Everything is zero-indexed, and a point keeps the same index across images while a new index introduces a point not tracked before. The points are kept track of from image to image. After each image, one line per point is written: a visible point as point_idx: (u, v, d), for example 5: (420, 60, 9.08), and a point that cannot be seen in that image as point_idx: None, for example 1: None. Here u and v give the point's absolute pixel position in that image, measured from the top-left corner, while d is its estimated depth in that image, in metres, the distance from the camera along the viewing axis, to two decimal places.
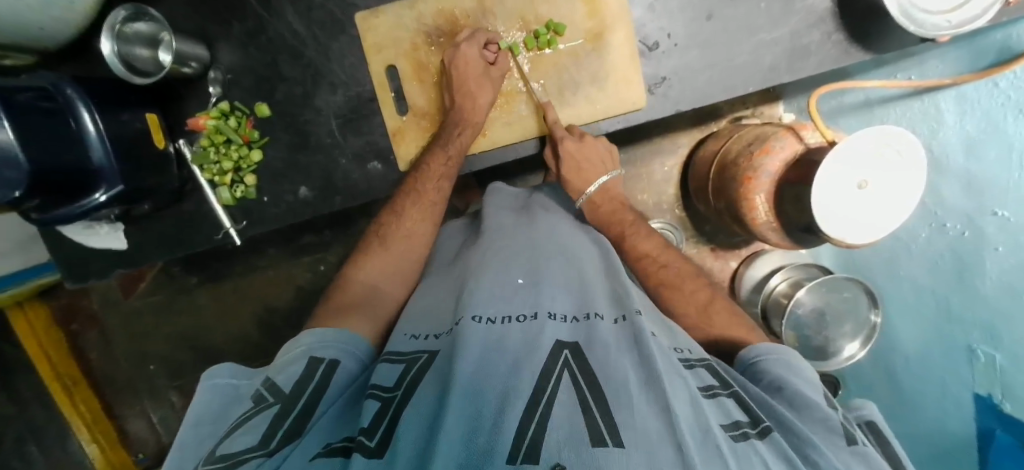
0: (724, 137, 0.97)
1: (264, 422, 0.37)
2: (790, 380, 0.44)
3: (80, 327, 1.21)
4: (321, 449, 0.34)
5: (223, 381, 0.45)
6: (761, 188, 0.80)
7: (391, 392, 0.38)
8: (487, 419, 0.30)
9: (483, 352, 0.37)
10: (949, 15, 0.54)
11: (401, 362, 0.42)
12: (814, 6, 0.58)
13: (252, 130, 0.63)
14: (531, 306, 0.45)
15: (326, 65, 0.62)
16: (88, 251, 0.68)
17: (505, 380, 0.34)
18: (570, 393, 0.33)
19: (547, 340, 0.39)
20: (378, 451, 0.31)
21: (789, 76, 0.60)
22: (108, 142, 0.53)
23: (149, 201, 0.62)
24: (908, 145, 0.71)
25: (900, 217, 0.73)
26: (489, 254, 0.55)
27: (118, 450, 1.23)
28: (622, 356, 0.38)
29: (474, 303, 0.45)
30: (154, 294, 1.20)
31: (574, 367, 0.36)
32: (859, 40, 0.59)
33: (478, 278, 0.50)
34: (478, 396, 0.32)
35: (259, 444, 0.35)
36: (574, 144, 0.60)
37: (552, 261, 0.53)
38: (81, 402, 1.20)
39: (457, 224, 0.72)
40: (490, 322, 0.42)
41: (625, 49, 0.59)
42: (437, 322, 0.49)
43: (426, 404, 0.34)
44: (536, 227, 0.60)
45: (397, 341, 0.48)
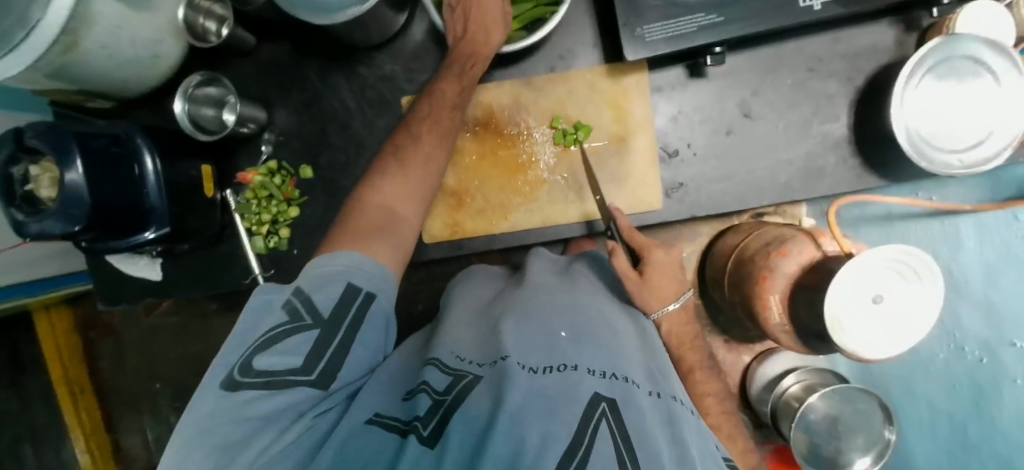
0: (743, 234, 0.99)
1: (305, 345, 0.40)
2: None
3: (98, 336, 1.25)
4: (373, 416, 0.38)
5: (261, 296, 0.44)
6: (776, 288, 0.81)
7: (441, 395, 0.38)
8: (528, 455, 0.29)
9: (527, 390, 0.35)
10: (960, 156, 0.56)
11: (449, 375, 0.41)
12: (829, 132, 0.62)
13: (292, 188, 0.68)
14: (571, 359, 0.41)
15: (370, 138, 0.68)
16: (126, 279, 0.72)
17: (546, 422, 0.32)
18: (607, 448, 0.31)
19: (585, 388, 0.37)
20: (430, 440, 0.33)
21: (804, 195, 0.63)
22: (163, 187, 0.58)
23: (189, 242, 0.67)
24: (925, 268, 0.71)
25: (910, 339, 0.73)
26: (524, 300, 0.52)
27: (108, 463, 1.25)
28: (656, 430, 0.36)
29: (516, 342, 0.43)
30: (172, 315, 1.22)
31: (611, 424, 0.34)
32: (872, 168, 0.62)
33: (518, 322, 0.47)
34: (520, 434, 0.31)
35: (303, 370, 0.39)
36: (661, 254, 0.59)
37: (595, 321, 0.50)
38: (83, 411, 1.23)
39: (491, 272, 0.73)
40: (534, 372, 0.38)
41: (646, 153, 0.63)
42: (483, 350, 0.46)
43: (472, 426, 0.33)
44: (577, 281, 0.59)
45: (441, 352, 0.47)
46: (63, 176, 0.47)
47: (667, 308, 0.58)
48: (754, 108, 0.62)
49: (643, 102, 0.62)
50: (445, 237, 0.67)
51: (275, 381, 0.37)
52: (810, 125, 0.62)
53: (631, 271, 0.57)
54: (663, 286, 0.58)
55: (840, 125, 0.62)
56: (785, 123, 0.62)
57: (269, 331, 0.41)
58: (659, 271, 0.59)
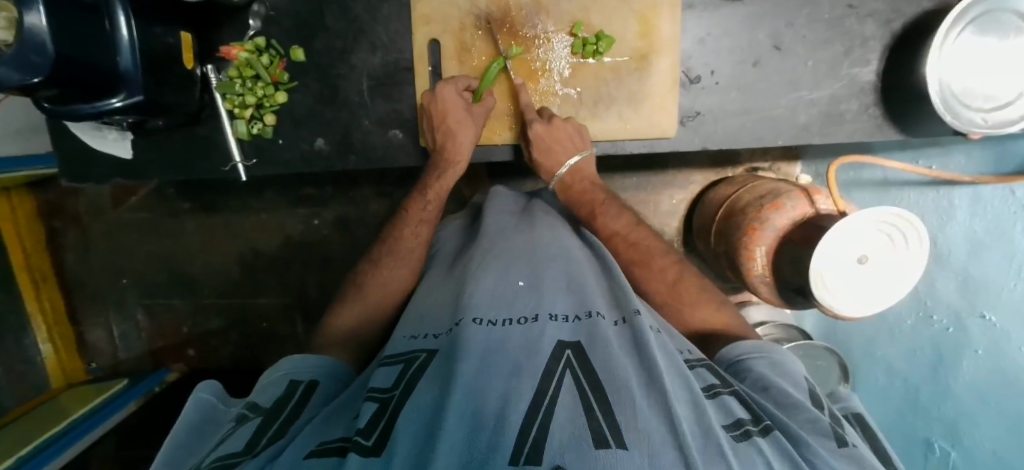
0: (738, 184, 0.99)
1: (250, 430, 0.38)
2: (768, 377, 0.43)
3: (61, 225, 1.19)
4: (315, 448, 0.33)
5: (203, 395, 0.46)
6: (763, 241, 0.82)
7: (387, 393, 0.35)
8: (490, 416, 0.28)
9: (483, 354, 0.34)
10: (986, 115, 0.53)
11: (399, 363, 0.39)
12: (857, 76, 0.59)
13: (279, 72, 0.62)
14: (531, 308, 0.41)
15: (371, 25, 0.61)
16: (91, 152, 0.67)
17: (506, 380, 0.31)
18: (571, 394, 0.30)
19: (547, 340, 0.36)
20: (375, 450, 0.28)
21: (819, 139, 0.61)
22: (138, 50, 0.50)
23: (164, 118, 0.60)
24: (914, 231, 0.71)
25: (889, 300, 0.74)
26: (484, 257, 0.50)
27: (72, 354, 1.22)
28: (623, 357, 0.35)
29: (474, 302, 0.42)
30: (142, 210, 1.19)
31: (577, 367, 0.33)
32: (893, 119, 0.60)
33: (476, 277, 0.46)
34: (481, 398, 0.30)
35: (245, 446, 0.36)
36: (542, 126, 0.58)
37: (554, 261, 0.49)
38: (46, 299, 1.18)
39: (458, 222, 0.68)
40: (491, 325, 0.38)
41: (668, 76, 0.59)
42: (438, 322, 0.45)
43: (426, 401, 0.32)
44: (535, 229, 0.56)
45: (395, 343, 0.44)
46: (19, 19, 0.40)
47: (557, 173, 0.61)
48: (786, 41, 0.58)
49: (673, 18, 0.58)
50: None
51: (214, 462, 0.34)
52: (840, 66, 0.59)
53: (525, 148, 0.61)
54: (547, 157, 0.59)
55: (869, 71, 0.59)
56: (815, 61, 0.59)
57: (218, 440, 0.39)
58: (544, 141, 0.58)
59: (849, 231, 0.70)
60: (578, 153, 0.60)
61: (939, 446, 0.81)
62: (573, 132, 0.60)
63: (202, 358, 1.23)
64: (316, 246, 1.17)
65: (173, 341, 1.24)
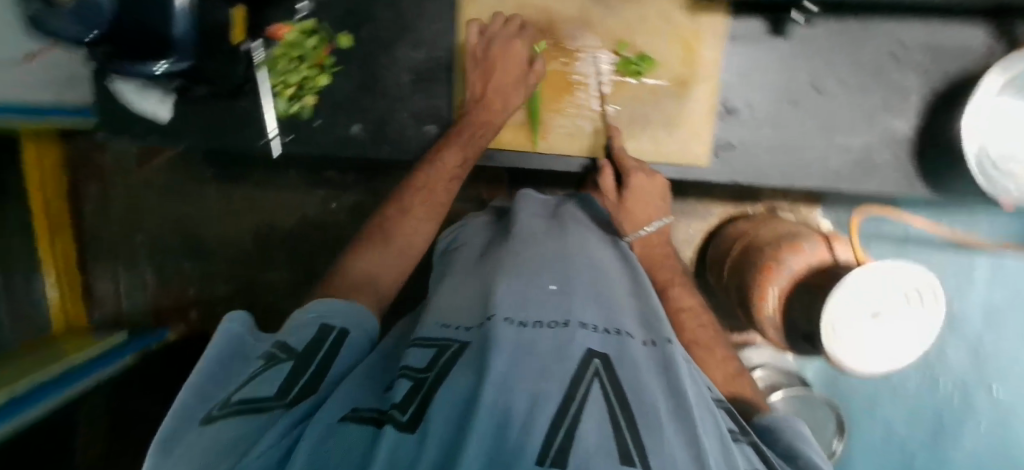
0: (756, 222, 0.99)
1: (281, 374, 0.37)
2: (803, 448, 0.41)
3: (86, 179, 1.22)
4: (349, 413, 0.32)
5: (231, 330, 0.42)
6: (777, 282, 0.80)
7: (422, 374, 0.37)
8: (518, 416, 0.28)
9: (514, 352, 0.34)
10: (1019, 183, 0.52)
11: (432, 348, 0.40)
12: (893, 128, 0.59)
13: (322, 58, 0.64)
14: (562, 314, 0.41)
15: (419, 20, 0.63)
16: (131, 112, 0.68)
17: (535, 382, 0.31)
18: (599, 404, 0.30)
19: (576, 345, 0.36)
20: (409, 426, 0.29)
21: (849, 186, 0.61)
22: (190, 19, 0.50)
23: (207, 86, 0.62)
24: (928, 290, 0.72)
25: (898, 360, 0.73)
26: (515, 258, 0.50)
27: (77, 303, 1.23)
28: (651, 379, 0.35)
29: (505, 301, 0.42)
30: (166, 172, 1.21)
31: (604, 378, 0.33)
32: (924, 175, 0.60)
33: (506, 278, 0.46)
34: (510, 396, 0.30)
35: (276, 395, 0.35)
36: (643, 177, 0.58)
37: (586, 270, 0.49)
38: (59, 247, 1.19)
39: (480, 220, 0.70)
40: (522, 326, 0.38)
41: (704, 105, 0.60)
42: (469, 313, 0.44)
43: (457, 394, 0.31)
44: (568, 234, 0.55)
45: (427, 326, 0.45)
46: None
47: (642, 230, 0.58)
48: (826, 84, 0.59)
49: (716, 48, 0.59)
50: None
51: (244, 408, 0.33)
52: (877, 116, 0.59)
53: (613, 193, 0.59)
54: (638, 209, 0.58)
55: (905, 124, 0.59)
56: (852, 108, 0.59)
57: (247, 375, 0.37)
58: (639, 192, 0.58)
59: (865, 286, 0.69)
60: (661, 216, 0.59)
61: None
62: (664, 195, 0.60)
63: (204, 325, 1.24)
64: (331, 230, 1.18)
65: (177, 305, 1.25)
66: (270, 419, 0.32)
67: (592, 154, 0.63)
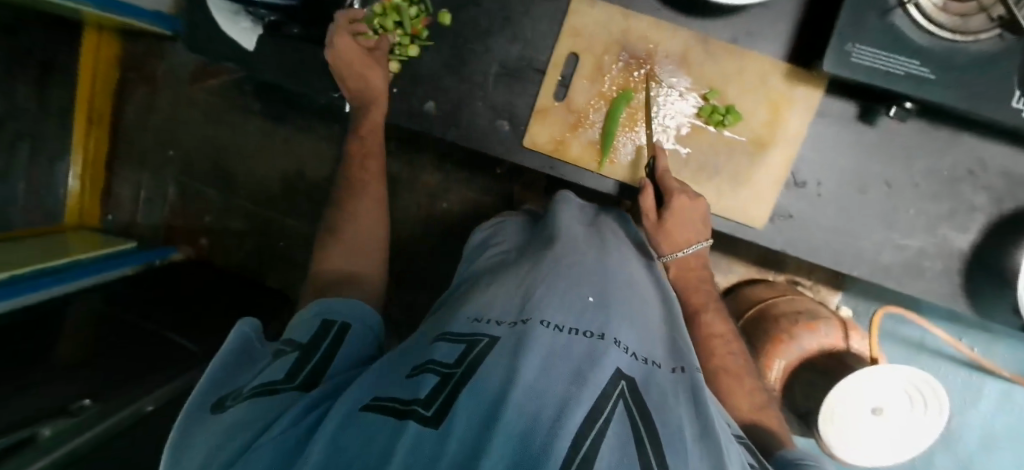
0: (776, 291, 0.99)
1: (287, 364, 0.39)
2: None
3: (135, 80, 1.23)
4: (371, 401, 0.32)
5: (244, 333, 0.46)
6: (785, 356, 0.81)
7: (450, 369, 0.34)
8: (545, 419, 0.28)
9: (545, 357, 0.34)
10: None
11: (461, 343, 0.38)
12: (950, 240, 0.60)
13: (370, 51, 0.62)
14: (598, 327, 0.40)
15: (521, 18, 0.63)
16: (216, 32, 0.68)
17: (565, 386, 0.31)
18: (624, 423, 0.30)
19: (609, 360, 0.35)
20: (435, 420, 0.28)
21: (893, 284, 0.61)
22: None
23: (299, 24, 0.63)
24: (935, 396, 0.72)
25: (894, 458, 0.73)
26: (554, 263, 0.50)
27: (94, 201, 1.23)
28: (680, 407, 0.35)
29: (544, 306, 0.42)
30: (217, 94, 1.21)
31: (630, 400, 0.32)
32: (969, 292, 0.60)
33: (544, 285, 0.45)
34: (540, 399, 0.29)
35: (285, 377, 0.38)
36: (687, 200, 0.58)
37: (622, 291, 0.49)
38: (92, 142, 1.20)
39: (516, 223, 0.71)
40: (558, 330, 0.38)
41: (777, 171, 0.60)
42: (507, 310, 0.43)
43: (489, 388, 0.30)
44: (607, 251, 0.56)
45: (457, 322, 0.43)
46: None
47: (679, 252, 0.61)
48: (898, 181, 0.59)
49: (802, 120, 0.59)
50: (546, 150, 0.64)
51: (258, 390, 0.36)
52: (938, 224, 0.59)
53: (652, 211, 0.60)
54: (677, 230, 0.59)
55: (963, 239, 0.59)
56: (918, 210, 0.59)
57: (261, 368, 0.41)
58: (680, 214, 0.58)
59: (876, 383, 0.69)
60: (698, 241, 0.60)
61: None
62: (705, 219, 0.60)
63: (212, 252, 1.25)
64: None
65: (191, 226, 1.26)
66: (283, 398, 0.35)
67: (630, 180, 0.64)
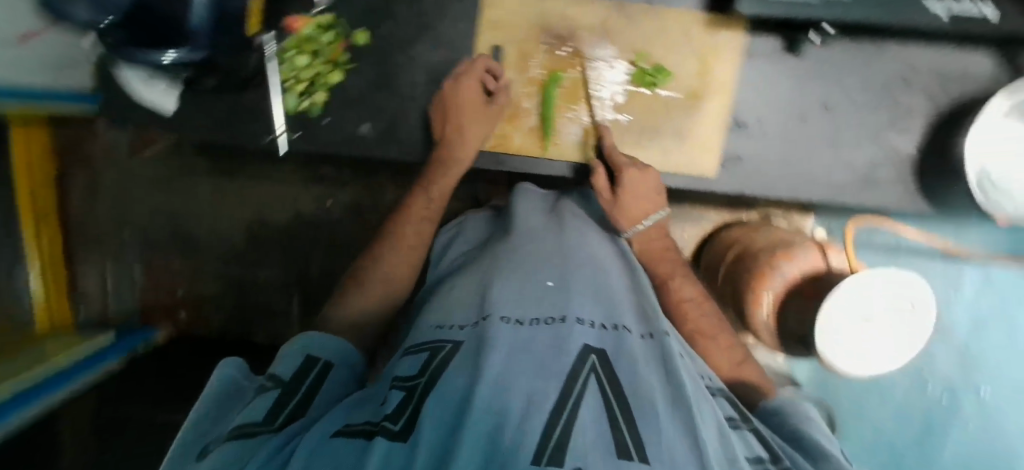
0: (750, 229, 1.00)
1: (267, 404, 0.37)
2: (809, 431, 0.42)
3: (74, 170, 1.19)
4: (340, 429, 0.32)
5: (224, 371, 0.43)
6: (771, 289, 0.82)
7: (413, 381, 0.36)
8: (514, 412, 0.29)
9: (510, 351, 0.34)
10: (1017, 201, 0.54)
11: (424, 352, 0.39)
12: (897, 147, 0.61)
13: (489, 105, 0.61)
14: (558, 310, 0.41)
15: (438, 20, 0.62)
16: (132, 101, 0.66)
17: (532, 380, 0.32)
18: (597, 399, 0.31)
19: (574, 339, 0.37)
20: (400, 435, 0.29)
21: (853, 202, 0.62)
22: (210, 9, 0.49)
23: (215, 78, 0.61)
24: (921, 299, 0.73)
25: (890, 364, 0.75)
26: (512, 256, 0.51)
27: (62, 300, 1.20)
28: (649, 371, 0.36)
29: (501, 301, 0.42)
30: (160, 162, 1.18)
31: (601, 373, 0.34)
32: (926, 193, 0.61)
33: (501, 280, 0.46)
34: (505, 394, 0.30)
35: (265, 419, 0.35)
36: (636, 173, 0.59)
37: (585, 267, 0.49)
38: (45, 241, 1.16)
39: (480, 218, 0.71)
40: (518, 324, 0.38)
41: (717, 118, 0.61)
42: (464, 313, 0.44)
43: (451, 393, 0.31)
44: (564, 233, 0.55)
45: (422, 332, 0.45)
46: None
47: (639, 226, 0.58)
48: (836, 103, 0.60)
49: (731, 64, 0.60)
50: (489, 146, 0.64)
51: (236, 432, 0.33)
52: (883, 135, 0.61)
53: (606, 190, 0.60)
54: (632, 204, 0.59)
55: (909, 143, 0.61)
56: (859, 124, 0.60)
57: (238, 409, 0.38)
58: (634, 187, 0.59)
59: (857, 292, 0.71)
60: (658, 210, 0.59)
61: None
62: (659, 190, 0.61)
63: (193, 322, 1.22)
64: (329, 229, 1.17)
65: (167, 302, 1.23)
66: (257, 443, 0.32)
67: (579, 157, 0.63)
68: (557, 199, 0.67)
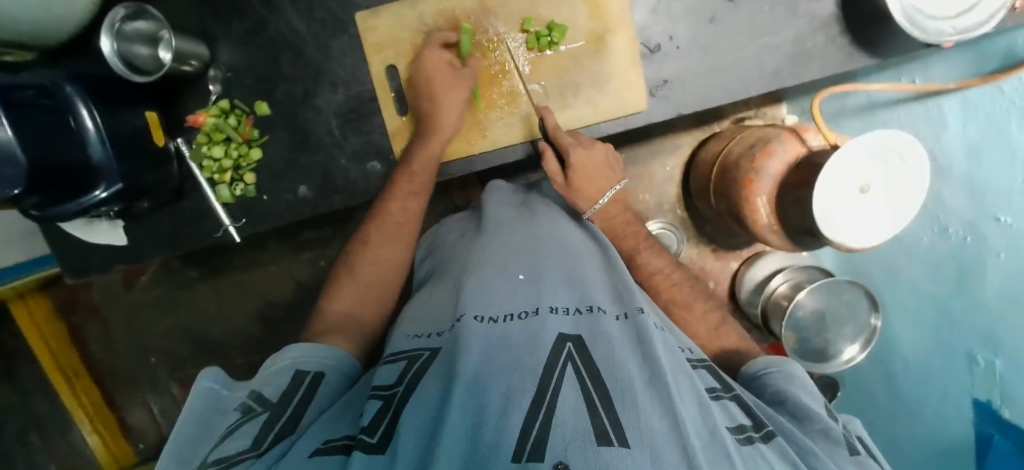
0: (727, 138, 0.91)
1: (256, 427, 0.37)
2: (791, 390, 0.41)
3: (81, 320, 1.18)
4: (320, 446, 0.32)
5: (206, 385, 0.43)
6: (762, 191, 0.72)
7: (391, 390, 0.36)
8: (492, 413, 0.27)
9: (485, 349, 0.33)
10: (954, 21, 0.51)
11: (400, 361, 0.39)
12: (817, 10, 0.58)
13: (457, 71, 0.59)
14: (532, 302, 0.40)
15: (327, 64, 0.63)
16: (86, 246, 0.67)
17: (508, 377, 0.30)
18: (573, 387, 0.29)
19: (547, 334, 0.35)
20: (379, 448, 0.29)
21: (792, 81, 0.60)
22: (108, 140, 0.51)
23: (148, 199, 0.61)
24: (908, 147, 0.61)
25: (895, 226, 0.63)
26: (483, 252, 0.50)
27: (119, 441, 1.21)
28: (625, 351, 0.34)
29: (475, 299, 0.41)
30: (156, 286, 1.17)
31: (578, 362, 0.32)
32: (863, 45, 0.58)
33: (476, 276, 0.45)
34: (483, 393, 0.28)
35: (252, 445, 0.35)
36: (585, 152, 0.58)
37: (554, 255, 0.48)
38: (82, 394, 1.17)
39: (456, 218, 0.67)
40: (492, 322, 0.37)
41: (627, 51, 0.59)
42: (438, 319, 0.44)
43: (428, 401, 0.31)
44: (536, 222, 0.55)
45: (397, 341, 0.44)
46: None
47: (598, 204, 0.59)
48: None
49: None
50: None
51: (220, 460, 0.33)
52: (797, 4, 0.58)
53: (558, 174, 0.59)
54: (587, 186, 0.59)
55: (828, 3, 0.58)
56: (771, 2, 0.58)
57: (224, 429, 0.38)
58: (585, 168, 0.58)
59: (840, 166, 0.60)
60: (614, 183, 0.60)
61: (982, 358, 0.66)
62: (611, 162, 0.60)
63: None
64: None
65: None
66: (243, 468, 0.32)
67: (505, 143, 0.63)
68: (528, 190, 0.67)
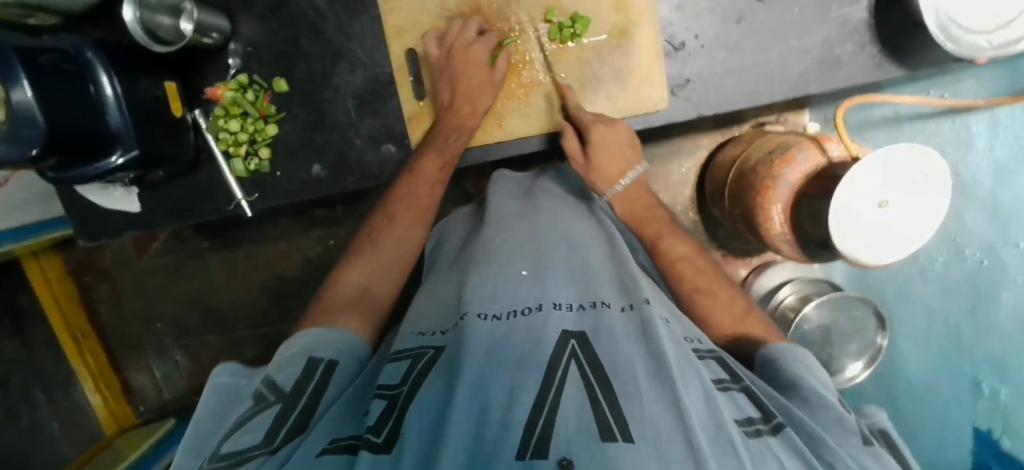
0: (745, 143, 0.90)
1: (267, 422, 0.36)
2: (806, 377, 0.40)
3: (93, 280, 1.20)
4: (326, 446, 0.32)
5: (223, 379, 0.45)
6: (778, 199, 0.70)
7: (396, 389, 0.35)
8: (496, 412, 0.27)
9: (487, 348, 0.33)
10: (990, 35, 0.50)
11: (406, 359, 0.39)
12: (848, 16, 0.56)
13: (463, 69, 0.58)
14: (534, 298, 0.40)
15: (346, 44, 0.63)
16: (102, 213, 0.68)
17: (510, 374, 0.30)
18: (577, 386, 0.28)
19: (551, 329, 0.35)
20: (385, 447, 0.29)
21: (816, 87, 0.59)
22: (125, 107, 0.51)
23: (163, 169, 0.61)
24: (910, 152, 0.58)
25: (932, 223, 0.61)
26: (490, 247, 0.49)
27: (120, 402, 1.22)
28: (630, 345, 0.33)
29: (474, 296, 0.40)
30: (166, 255, 1.18)
31: (581, 358, 0.31)
32: (891, 56, 0.57)
33: (478, 272, 0.45)
34: (485, 392, 0.28)
35: (262, 442, 0.34)
36: (603, 128, 0.57)
37: (558, 250, 0.48)
38: (88, 354, 1.19)
39: (462, 213, 0.67)
40: (495, 319, 0.37)
41: (650, 46, 0.59)
42: (440, 318, 0.44)
43: (433, 400, 0.30)
44: (539, 215, 0.54)
45: (404, 339, 0.44)
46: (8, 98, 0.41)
47: (616, 186, 0.58)
48: None
49: None
50: None
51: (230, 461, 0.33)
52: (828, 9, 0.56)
53: (578, 153, 0.59)
54: (606, 165, 0.58)
55: (859, 9, 0.56)
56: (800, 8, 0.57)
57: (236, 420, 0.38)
58: (606, 146, 0.57)
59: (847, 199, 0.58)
60: (636, 165, 0.59)
61: (986, 385, 0.64)
62: (634, 145, 0.59)
63: None
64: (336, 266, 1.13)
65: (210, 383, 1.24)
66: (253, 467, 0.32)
67: (520, 135, 0.63)
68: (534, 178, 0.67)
